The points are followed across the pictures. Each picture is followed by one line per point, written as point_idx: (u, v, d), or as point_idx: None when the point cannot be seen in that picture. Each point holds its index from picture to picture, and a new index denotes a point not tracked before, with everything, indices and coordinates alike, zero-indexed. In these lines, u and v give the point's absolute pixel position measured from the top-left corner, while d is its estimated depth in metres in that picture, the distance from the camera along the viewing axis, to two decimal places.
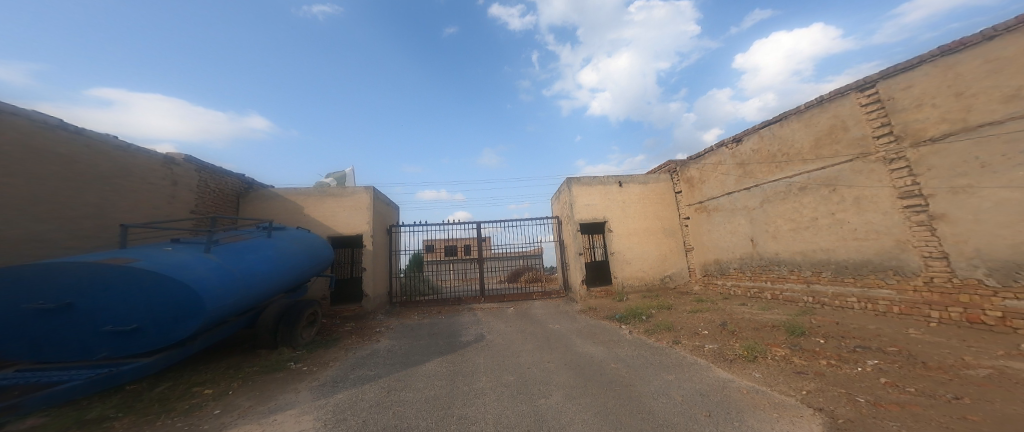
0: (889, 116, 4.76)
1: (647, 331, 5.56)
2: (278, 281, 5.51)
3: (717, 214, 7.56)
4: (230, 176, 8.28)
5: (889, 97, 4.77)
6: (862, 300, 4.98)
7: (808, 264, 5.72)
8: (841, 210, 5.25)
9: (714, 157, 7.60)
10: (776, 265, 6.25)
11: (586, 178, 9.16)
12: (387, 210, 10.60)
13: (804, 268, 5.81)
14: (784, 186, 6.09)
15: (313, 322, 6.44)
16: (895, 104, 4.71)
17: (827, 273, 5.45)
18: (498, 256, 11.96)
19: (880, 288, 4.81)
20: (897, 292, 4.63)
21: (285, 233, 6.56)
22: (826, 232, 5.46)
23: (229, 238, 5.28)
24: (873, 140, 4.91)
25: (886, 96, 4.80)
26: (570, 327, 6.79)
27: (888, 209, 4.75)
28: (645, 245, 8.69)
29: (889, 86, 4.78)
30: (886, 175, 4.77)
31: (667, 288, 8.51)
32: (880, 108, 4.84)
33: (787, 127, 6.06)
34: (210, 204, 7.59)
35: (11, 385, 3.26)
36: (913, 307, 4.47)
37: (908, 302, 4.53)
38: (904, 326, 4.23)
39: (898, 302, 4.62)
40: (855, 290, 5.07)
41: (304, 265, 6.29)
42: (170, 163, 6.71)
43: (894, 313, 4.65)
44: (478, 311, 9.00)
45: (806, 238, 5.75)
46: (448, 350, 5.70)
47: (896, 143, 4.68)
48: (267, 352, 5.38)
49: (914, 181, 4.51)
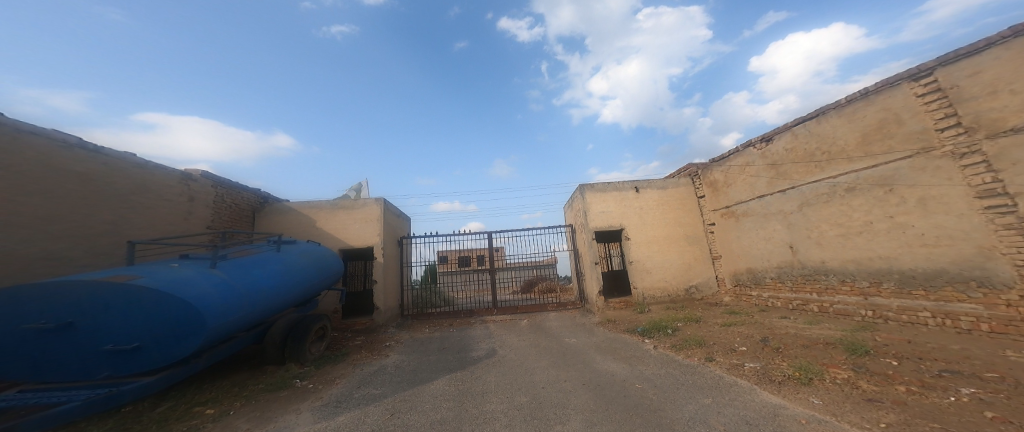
0: (954, 105, 4.27)
1: (674, 346, 5.09)
2: (285, 295, 5.32)
3: (747, 219, 7.02)
4: (246, 191, 8.29)
5: (952, 85, 4.29)
6: (938, 316, 4.32)
7: (864, 274, 5.10)
8: (902, 213, 4.68)
9: (740, 158, 7.11)
10: (823, 275, 5.63)
11: (600, 184, 8.79)
12: (397, 221, 10.48)
13: (858, 279, 5.17)
14: (827, 187, 5.54)
15: (322, 337, 6.24)
16: (961, 92, 4.23)
17: (889, 285, 4.82)
18: (511, 266, 11.64)
19: (959, 302, 4.17)
20: (984, 307, 3.99)
21: (295, 247, 6.42)
22: (883, 237, 4.87)
23: (237, 252, 5.13)
24: (937, 133, 4.39)
25: (948, 84, 4.32)
26: (587, 341, 6.35)
27: (964, 210, 4.16)
28: (667, 253, 8.20)
29: (952, 74, 4.31)
30: (958, 172, 4.22)
31: (693, 299, 7.95)
32: (941, 97, 4.35)
33: (826, 123, 5.56)
34: (227, 218, 7.57)
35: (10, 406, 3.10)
36: (1008, 325, 3.80)
37: (999, 318, 3.87)
38: (998, 347, 3.57)
39: (987, 319, 3.96)
40: (928, 304, 4.41)
41: (312, 279, 6.10)
42: (187, 179, 6.72)
43: (982, 332, 3.97)
44: (491, 323, 8.64)
45: (859, 244, 5.16)
46: (458, 367, 5.36)
47: (968, 136, 4.16)
48: (275, 369, 5.18)
49: (995, 178, 3.96)
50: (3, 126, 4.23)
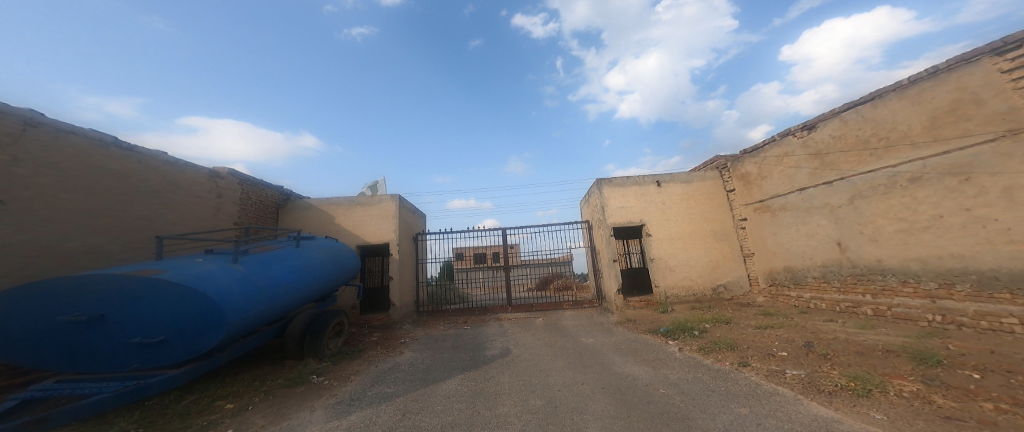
0: None
1: (702, 349, 4.71)
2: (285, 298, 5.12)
3: (784, 214, 6.32)
4: (269, 188, 8.41)
5: None
6: None
7: (931, 274, 4.24)
8: (981, 205, 3.83)
9: (778, 148, 6.39)
10: (879, 275, 4.80)
11: (619, 178, 8.40)
12: (413, 218, 10.42)
13: (923, 279, 4.32)
14: (884, 177, 4.71)
15: (340, 332, 6.20)
16: None
17: (963, 286, 3.97)
18: (527, 263, 11.38)
19: None
20: None
21: (313, 242, 6.41)
22: (956, 233, 4.01)
23: (258, 247, 5.11)
24: None
25: None
26: (605, 342, 6.03)
27: None
28: (692, 250, 7.72)
29: None
30: None
31: (721, 299, 7.45)
32: None
33: (882, 107, 4.72)
34: (252, 215, 7.70)
35: (44, 397, 3.13)
36: None
37: None
38: None
39: None
40: (1015, 310, 3.56)
41: (330, 275, 6.07)
42: (216, 176, 6.83)
43: None
44: (505, 322, 8.42)
45: (924, 241, 4.31)
46: (471, 366, 5.18)
47: None
48: (294, 363, 5.16)
49: None
50: (43, 125, 4.32)
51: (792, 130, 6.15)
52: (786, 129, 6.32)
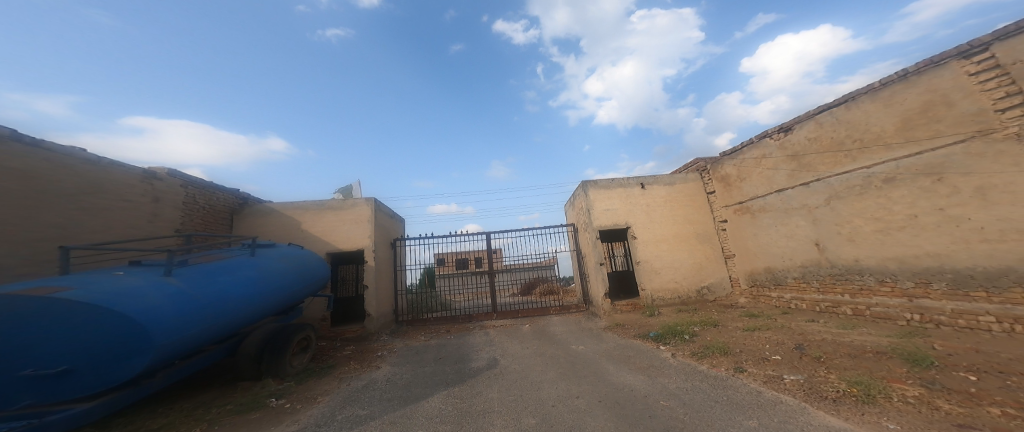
0: (1018, 82, 3.58)
1: (695, 354, 4.62)
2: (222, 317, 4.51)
3: (764, 215, 6.43)
4: (220, 191, 7.65)
5: (1015, 60, 3.61)
6: (1004, 321, 3.59)
7: (908, 273, 4.36)
8: (955, 205, 3.96)
9: (756, 150, 6.50)
10: (857, 274, 4.92)
11: (603, 181, 8.35)
12: (390, 222, 9.91)
13: (901, 279, 4.44)
14: (859, 178, 4.84)
15: (306, 348, 5.66)
16: None
17: (940, 285, 4.09)
18: (510, 267, 11.12)
19: None
20: None
21: (273, 250, 5.84)
22: (932, 232, 4.14)
23: (200, 257, 4.57)
24: (996, 113, 3.69)
25: (1010, 59, 3.65)
26: (596, 349, 5.86)
27: None
28: (676, 253, 7.75)
29: (1015, 48, 3.64)
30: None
31: (705, 301, 7.50)
32: (1001, 74, 3.67)
33: (856, 109, 4.87)
34: (199, 221, 6.94)
35: None
36: None
37: None
38: None
39: None
40: (992, 308, 3.68)
41: (294, 285, 5.54)
42: (152, 178, 6.08)
43: None
44: (490, 330, 8.10)
45: (900, 241, 4.44)
46: (456, 381, 4.83)
47: None
48: (249, 385, 4.60)
49: None
50: None
51: (769, 132, 6.28)
52: (761, 131, 6.45)
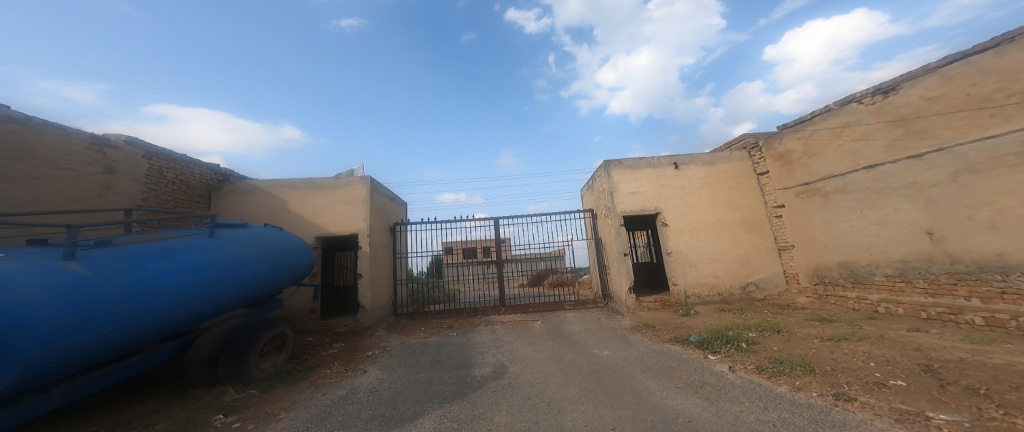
0: None
1: (762, 369, 3.59)
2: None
3: (842, 198, 5.25)
4: (194, 165, 6.76)
5: None
6: None
7: None
8: None
9: (836, 118, 5.27)
10: (998, 274, 3.71)
11: (630, 159, 7.24)
12: (391, 206, 9.03)
13: None
14: (1015, 145, 3.59)
15: (282, 347, 4.81)
16: None
17: None
18: (521, 257, 10.12)
19: None
20: None
21: (242, 232, 4.91)
22: None
23: (138, 239, 3.68)
24: None
25: None
26: (625, 357, 4.85)
27: None
28: (718, 243, 6.64)
29: None
30: None
31: (752, 300, 6.38)
32: None
33: (1015, 53, 3.60)
34: (169, 197, 6.07)
35: None
36: None
37: None
38: None
39: None
40: None
41: (266, 272, 4.63)
42: (103, 144, 5.19)
43: None
44: (499, 326, 7.16)
45: None
46: (453, 396, 3.86)
47: None
48: (201, 393, 3.78)
49: None
50: None
51: (857, 96, 5.06)
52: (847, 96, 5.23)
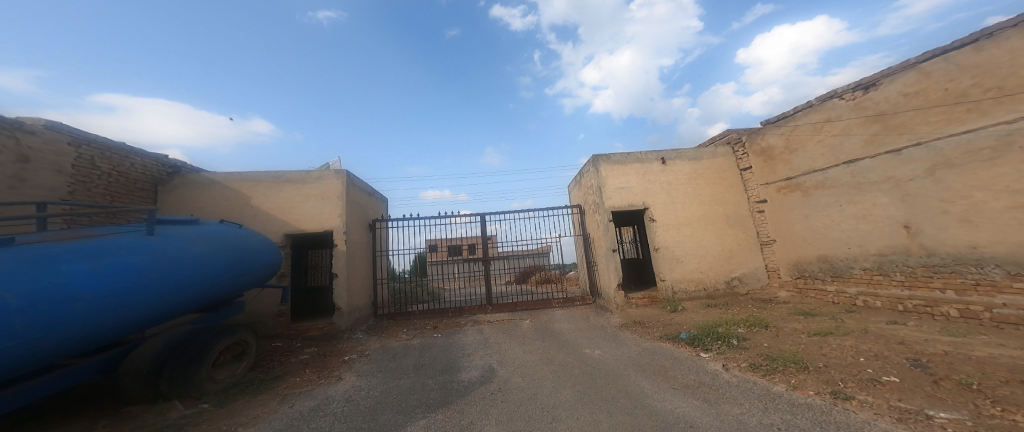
0: None
1: (756, 366, 3.58)
2: (112, 319, 3.16)
3: (822, 193, 5.37)
4: (136, 156, 6.15)
5: None
6: None
7: None
8: None
9: (817, 114, 5.37)
10: (972, 266, 3.84)
11: (618, 155, 7.17)
12: (369, 201, 8.58)
13: None
14: (990, 138, 3.70)
15: (241, 356, 4.42)
16: None
17: None
18: (508, 254, 9.92)
19: None
20: None
21: (190, 228, 4.52)
22: None
23: (53, 238, 3.30)
24: None
25: None
26: (618, 357, 4.78)
27: None
28: (702, 238, 6.70)
29: None
30: None
31: (736, 294, 6.48)
32: None
33: (991, 50, 3.70)
34: (103, 191, 5.48)
35: None
36: None
37: None
38: None
39: None
40: None
41: (215, 273, 4.27)
42: (16, 129, 4.58)
43: None
44: (485, 326, 6.93)
45: None
46: (438, 405, 3.60)
47: None
48: (140, 411, 3.36)
49: None
50: None
51: (838, 93, 5.17)
52: (827, 92, 5.34)
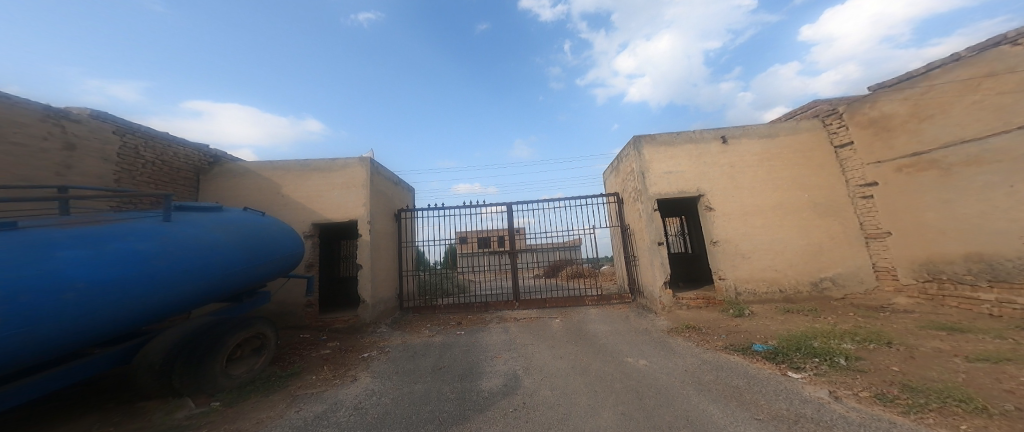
0: None
1: (880, 396, 2.52)
2: (131, 310, 2.81)
3: (976, 169, 3.94)
4: (178, 145, 6.20)
5: None
6: None
7: None
8: None
9: (968, 69, 3.95)
10: None
11: (665, 135, 6.08)
12: (396, 191, 8.27)
13: None
14: None
15: (261, 351, 4.12)
16: None
17: None
18: (538, 247, 9.16)
19: None
20: None
21: (209, 217, 4.12)
22: None
23: (61, 224, 2.88)
24: None
25: None
26: (669, 370, 3.81)
27: None
28: (779, 230, 5.44)
29: None
30: None
31: (826, 299, 5.17)
32: None
33: None
34: (147, 179, 5.53)
35: None
36: None
37: None
38: None
39: None
40: None
41: (236, 259, 3.86)
42: (61, 117, 4.64)
43: None
44: (512, 324, 6.29)
45: None
46: (454, 421, 2.98)
47: None
48: (151, 408, 3.10)
49: None
50: None
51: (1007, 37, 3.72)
52: (988, 40, 3.88)
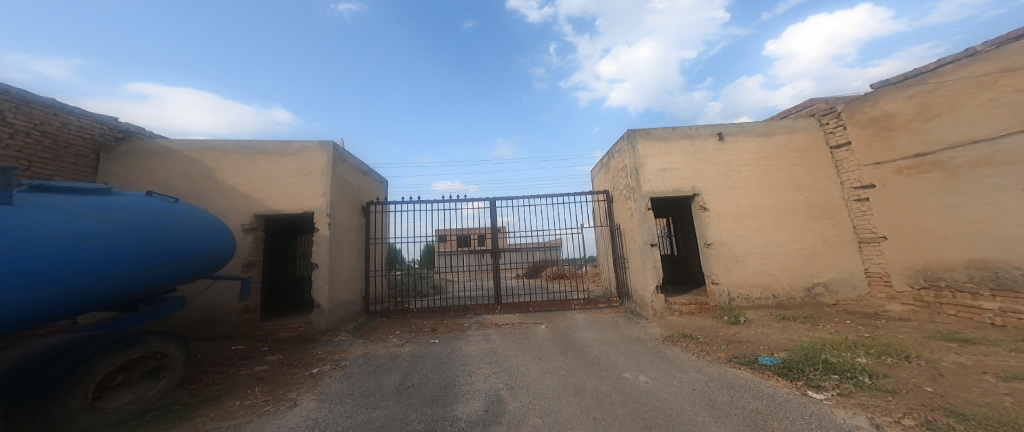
0: None
1: (928, 425, 2.18)
2: None
3: (983, 173, 3.83)
4: (67, 114, 5.00)
5: None
6: None
7: None
8: None
9: (983, 65, 3.85)
10: None
11: (658, 129, 5.71)
12: (364, 181, 7.43)
13: None
14: None
15: (159, 373, 3.29)
16: None
17: None
18: (519, 246, 8.59)
19: None
20: None
21: (90, 201, 3.24)
22: None
23: None
24: None
25: None
26: (674, 388, 3.38)
27: None
28: (773, 233, 5.22)
29: None
30: None
31: (820, 305, 5.00)
32: None
33: None
34: (19, 153, 4.36)
35: None
36: None
37: None
38: None
39: None
40: None
41: (111, 258, 2.95)
42: None
43: None
44: (494, 331, 5.67)
45: None
46: None
47: None
48: None
49: None
50: None
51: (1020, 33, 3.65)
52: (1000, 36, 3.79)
